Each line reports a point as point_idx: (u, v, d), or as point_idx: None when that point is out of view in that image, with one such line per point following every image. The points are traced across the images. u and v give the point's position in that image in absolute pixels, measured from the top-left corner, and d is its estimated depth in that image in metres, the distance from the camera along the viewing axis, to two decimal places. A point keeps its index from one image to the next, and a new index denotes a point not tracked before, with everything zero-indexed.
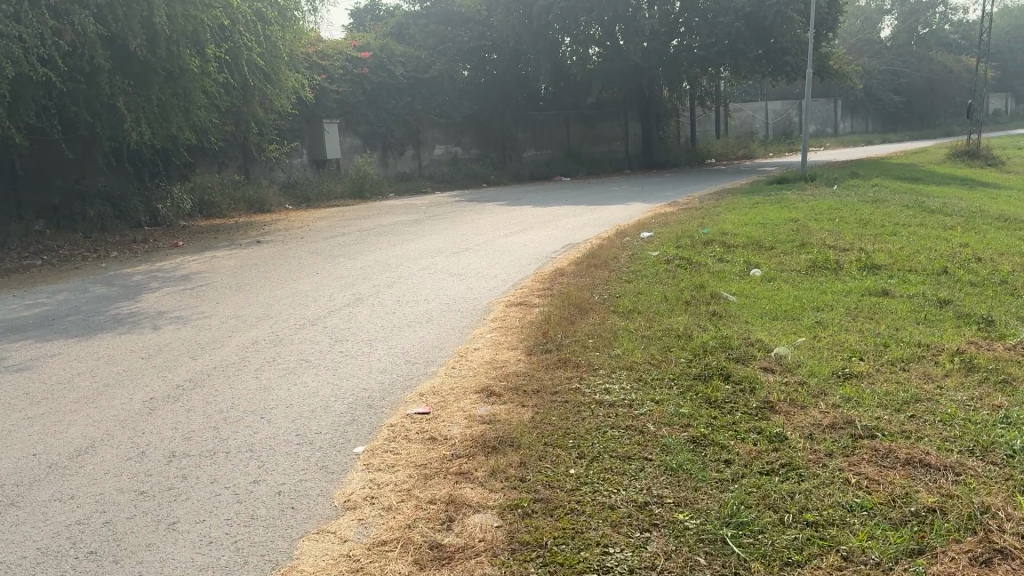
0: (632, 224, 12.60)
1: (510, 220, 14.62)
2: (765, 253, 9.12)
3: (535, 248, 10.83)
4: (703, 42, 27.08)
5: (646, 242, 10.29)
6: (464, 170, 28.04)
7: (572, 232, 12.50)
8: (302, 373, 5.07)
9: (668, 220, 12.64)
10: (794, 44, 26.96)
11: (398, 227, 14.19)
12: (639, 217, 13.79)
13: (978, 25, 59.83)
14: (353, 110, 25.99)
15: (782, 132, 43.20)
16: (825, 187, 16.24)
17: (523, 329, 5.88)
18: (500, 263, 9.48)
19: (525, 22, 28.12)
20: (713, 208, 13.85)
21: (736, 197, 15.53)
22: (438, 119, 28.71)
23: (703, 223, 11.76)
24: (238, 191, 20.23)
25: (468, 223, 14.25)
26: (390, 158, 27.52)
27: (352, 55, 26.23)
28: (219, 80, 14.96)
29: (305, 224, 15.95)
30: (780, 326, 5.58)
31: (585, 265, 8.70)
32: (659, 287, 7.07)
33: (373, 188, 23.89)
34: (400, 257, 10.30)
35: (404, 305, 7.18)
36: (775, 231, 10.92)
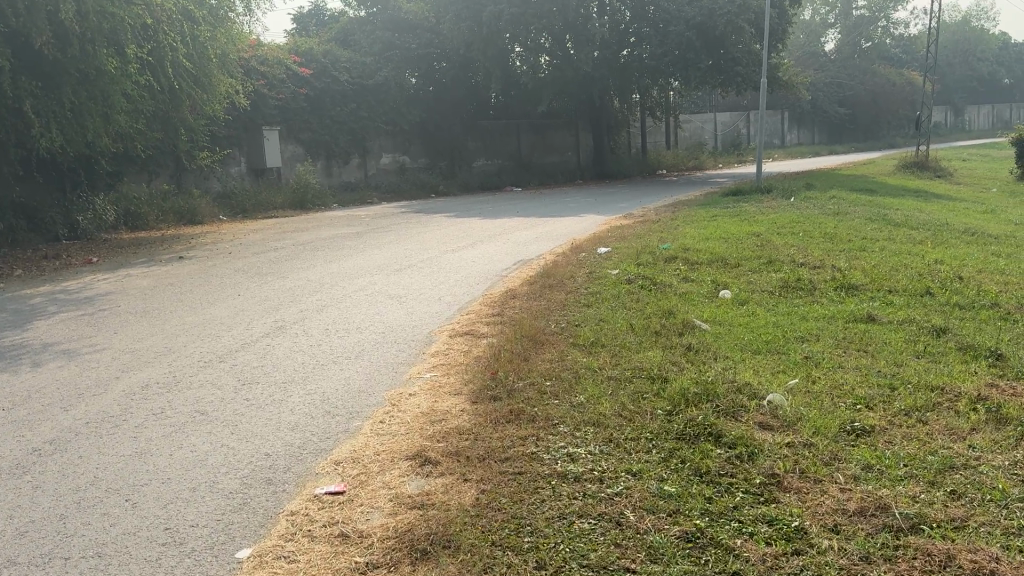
0: (588, 238, 11.82)
1: (458, 233, 13.74)
2: (733, 271, 8.38)
3: (484, 265, 9.94)
4: (654, 51, 26.60)
5: (604, 259, 9.49)
6: (411, 180, 27.08)
7: (524, 246, 11.67)
8: (191, 432, 4.12)
9: (624, 234, 11.88)
10: (745, 55, 26.57)
11: (336, 241, 13.18)
12: (594, 231, 13.02)
13: (919, 39, 60.77)
14: (293, 117, 24.86)
15: (732, 143, 43.07)
16: (784, 200, 15.64)
17: (469, 367, 4.99)
18: (445, 282, 8.57)
19: (473, 28, 27.29)
20: (671, 221, 13.14)
21: (694, 210, 14.86)
22: (384, 127, 27.71)
23: (662, 237, 11.02)
24: (167, 201, 18.94)
25: (413, 237, 13.32)
26: (334, 167, 26.46)
27: (292, 60, 25.12)
28: (140, 83, 13.80)
29: (236, 238, 14.85)
30: (768, 363, 4.79)
31: (539, 285, 7.84)
32: (622, 313, 6.22)
33: (315, 198, 22.78)
34: (333, 276, 9.32)
35: (331, 335, 6.22)
36: (739, 245, 10.20)
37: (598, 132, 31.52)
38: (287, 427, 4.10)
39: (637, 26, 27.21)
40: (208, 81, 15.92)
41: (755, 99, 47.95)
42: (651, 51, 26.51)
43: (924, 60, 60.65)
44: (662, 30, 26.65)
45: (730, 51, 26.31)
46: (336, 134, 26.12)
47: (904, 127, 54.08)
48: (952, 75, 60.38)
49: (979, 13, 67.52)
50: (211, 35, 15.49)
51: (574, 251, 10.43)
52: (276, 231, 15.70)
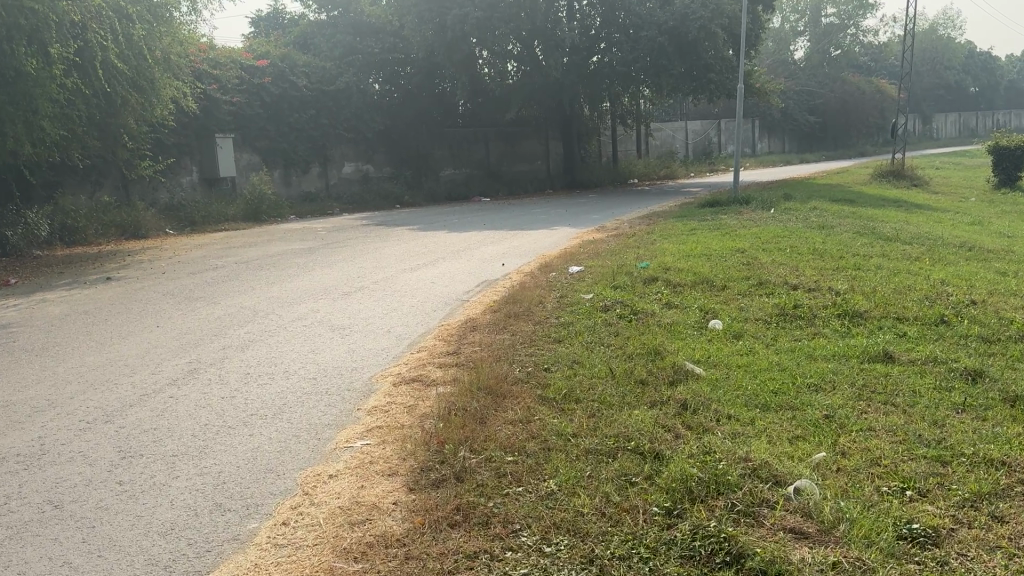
0: (558, 255, 10.87)
1: (419, 248, 12.71)
2: (722, 295, 7.46)
3: (443, 288, 8.93)
4: (625, 57, 25.80)
5: (577, 281, 8.53)
6: (374, 189, 26.04)
7: (489, 264, 10.69)
8: (27, 542, 3.10)
9: (598, 250, 10.98)
10: (718, 61, 25.85)
11: (285, 258, 12.09)
12: (565, 245, 12.09)
13: (887, 48, 60.85)
14: (249, 124, 23.71)
15: (704, 151, 42.53)
16: (764, 211, 14.83)
17: (410, 431, 4.00)
18: (396, 310, 7.54)
19: (438, 33, 26.31)
20: (646, 235, 12.27)
21: (670, 222, 13.99)
22: (345, 135, 26.64)
23: (639, 254, 10.13)
24: (109, 213, 17.72)
25: (368, 253, 12.29)
26: (293, 176, 25.38)
27: (247, 64, 23.98)
28: (69, 86, 12.63)
29: (178, 253, 13.74)
30: (783, 426, 3.86)
31: (503, 314, 6.84)
32: (601, 352, 5.24)
33: (271, 209, 21.65)
34: (271, 301, 8.26)
35: (250, 384, 5.19)
36: (722, 262, 9.33)
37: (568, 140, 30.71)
38: (159, 533, 3.10)
39: (607, 32, 26.42)
40: (147, 84, 14.74)
41: (726, 107, 47.50)
42: (622, 57, 25.70)
43: (893, 68, 60.69)
44: (633, 35, 25.87)
45: (703, 57, 25.58)
46: (295, 142, 25.04)
47: (874, 135, 53.96)
48: (920, 84, 60.47)
49: (946, 22, 67.83)
50: (150, 34, 14.33)
51: (544, 271, 9.48)
52: (224, 246, 14.60)
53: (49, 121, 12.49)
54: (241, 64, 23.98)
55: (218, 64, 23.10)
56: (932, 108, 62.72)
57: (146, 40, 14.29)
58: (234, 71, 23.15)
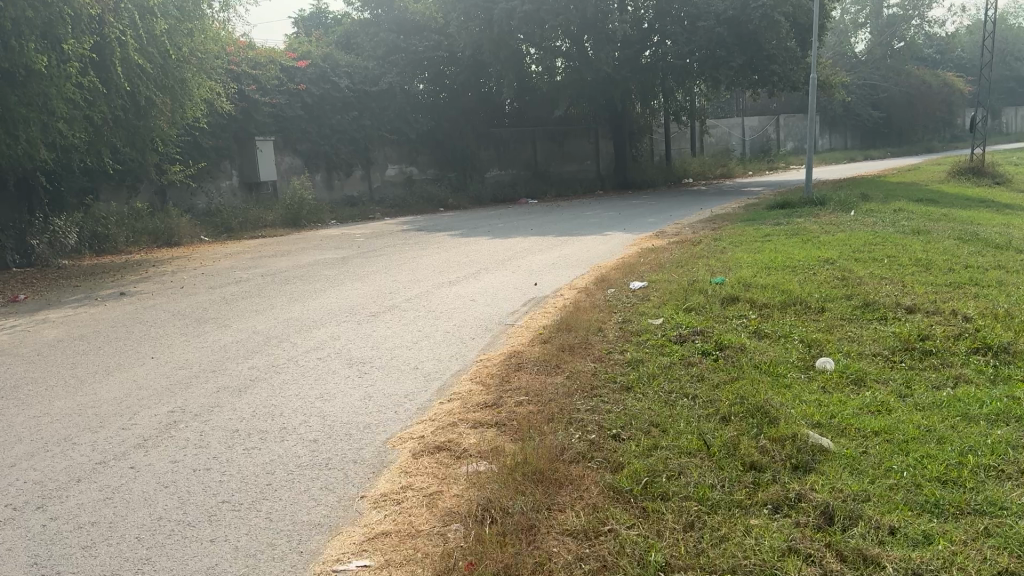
0: (616, 267, 9.64)
1: (461, 258, 11.57)
2: (822, 322, 6.16)
3: (486, 307, 7.74)
4: (680, 50, 24.34)
5: (642, 300, 7.27)
6: (419, 192, 25.04)
7: (539, 277, 9.48)
8: None
9: (661, 261, 9.73)
10: (781, 52, 24.21)
11: (314, 269, 11.05)
12: (623, 255, 10.85)
13: (955, 39, 57.88)
14: (290, 126, 22.94)
15: (761, 149, 40.71)
16: (842, 214, 13.32)
17: (430, 547, 2.83)
18: (426, 338, 6.35)
19: (484, 28, 25.16)
20: (714, 243, 10.96)
21: (737, 227, 12.63)
22: (388, 136, 25.69)
23: (711, 266, 8.85)
24: (141, 220, 16.95)
25: (405, 263, 11.20)
26: (335, 179, 24.55)
27: (287, 65, 23.16)
28: (88, 85, 11.79)
29: (206, 263, 12.85)
30: (981, 555, 2.63)
31: (554, 347, 5.61)
32: (687, 410, 4.00)
33: (311, 213, 20.72)
34: (288, 325, 7.18)
35: (231, 450, 4.04)
36: (812, 276, 7.99)
37: (620, 138, 29.34)
38: None
39: (661, 24, 25.01)
40: (174, 83, 13.87)
41: (784, 103, 45.55)
42: (677, 49, 24.26)
43: (959, 60, 57.67)
44: (689, 27, 24.40)
45: (765, 48, 23.98)
46: (337, 144, 24.17)
47: (941, 130, 51.25)
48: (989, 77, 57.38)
49: (1016, 11, 64.30)
50: (175, 30, 13.43)
51: (601, 286, 8.26)
52: (254, 255, 13.66)
53: (67, 123, 11.68)
54: (281, 64, 23.17)
55: (257, 65, 22.31)
56: (1002, 101, 59.45)
57: (172, 36, 13.38)
58: (274, 72, 22.40)
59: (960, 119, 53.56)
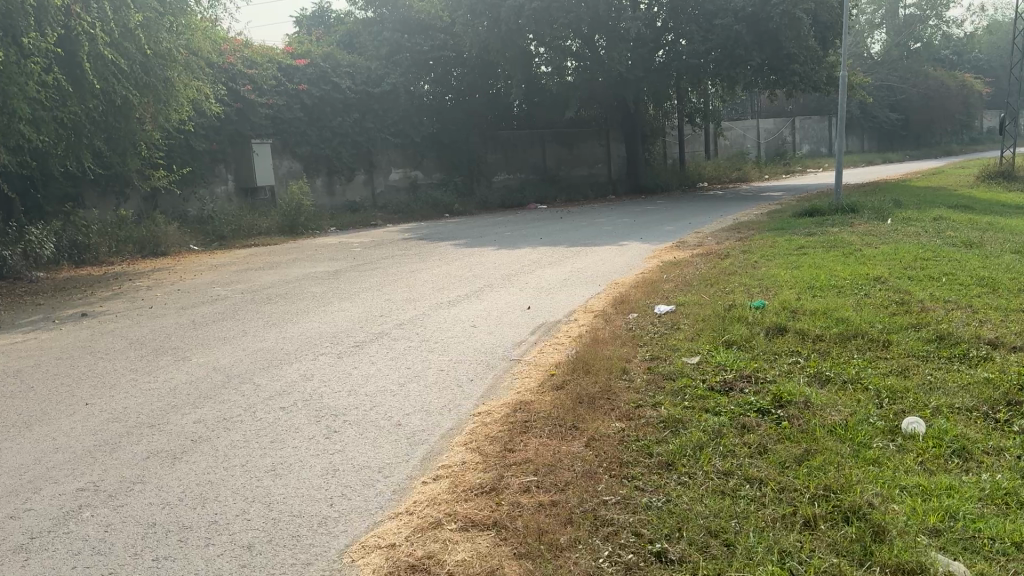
0: (636, 285, 8.60)
1: (464, 271, 10.55)
2: (896, 363, 5.09)
3: (487, 334, 6.69)
4: (696, 49, 23.21)
5: (671, 329, 6.18)
6: (423, 197, 24.02)
7: (550, 296, 8.44)
8: None
9: (685, 278, 8.68)
10: (802, 50, 23.00)
11: (300, 285, 10.02)
12: (642, 271, 9.78)
13: (972, 40, 56.36)
14: (288, 129, 21.99)
15: (776, 152, 39.57)
16: (880, 223, 12.18)
17: None
18: (415, 379, 5.30)
19: (491, 27, 24.15)
20: (743, 257, 9.88)
21: (765, 237, 11.53)
22: (392, 139, 24.70)
23: (745, 286, 7.78)
24: (125, 228, 15.96)
25: (401, 278, 10.18)
26: (336, 184, 23.59)
27: (285, 65, 22.23)
28: (55, 83, 10.79)
29: (188, 277, 11.86)
30: None
31: (569, 397, 4.55)
32: (756, 510, 2.97)
33: (308, 221, 19.63)
34: (256, 359, 6.14)
35: (137, 563, 3.02)
36: (866, 299, 6.91)
37: (632, 141, 28.22)
38: None
39: (675, 22, 23.89)
40: (156, 81, 12.90)
41: (800, 105, 44.38)
42: (693, 48, 23.15)
43: (976, 61, 56.26)
44: (705, 24, 23.33)
45: (784, 47, 22.80)
46: (338, 147, 23.19)
47: (960, 133, 49.88)
48: (1006, 79, 56.03)
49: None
50: (153, 24, 12.46)
51: (622, 310, 7.20)
52: (241, 268, 12.69)
53: (31, 125, 10.69)
54: (278, 64, 22.23)
55: (254, 64, 21.36)
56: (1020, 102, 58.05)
57: (151, 30, 12.40)
58: (271, 71, 21.51)
59: (978, 121, 52.20)
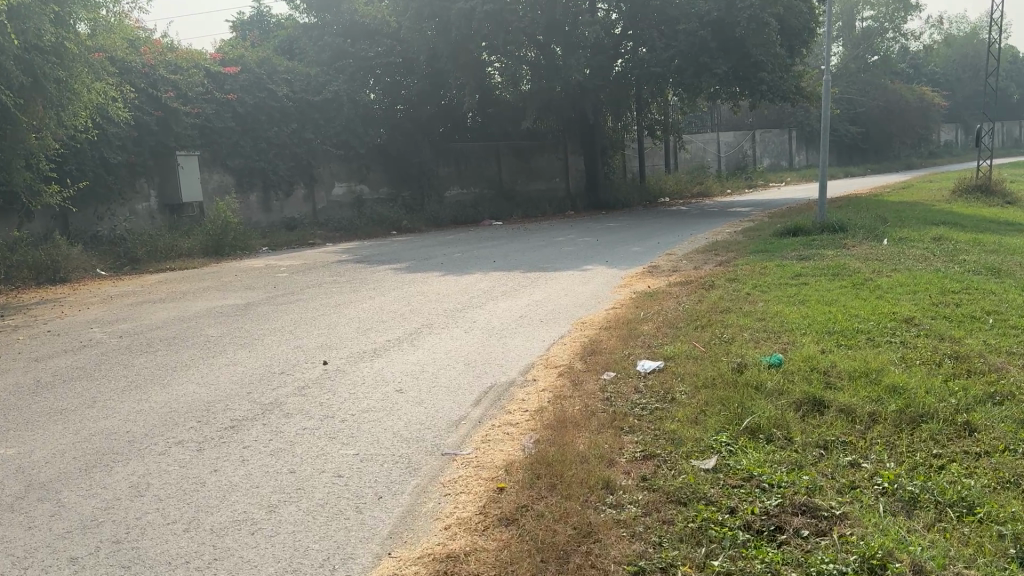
0: (609, 327, 6.97)
1: (401, 305, 8.82)
2: (1001, 469, 3.52)
3: (413, 404, 4.94)
4: (659, 56, 21.84)
5: (667, 402, 4.53)
6: (368, 214, 22.16)
7: (501, 343, 6.73)
8: None
9: (668, 317, 7.04)
10: (770, 58, 21.76)
11: (196, 326, 8.20)
12: (611, 306, 8.16)
13: (927, 54, 56.21)
14: (218, 139, 20.07)
15: (737, 165, 38.52)
16: (877, 244, 10.74)
17: None
18: (292, 497, 3.57)
19: (441, 31, 22.51)
20: (731, 287, 8.29)
21: (751, 262, 9.99)
22: (334, 150, 22.81)
23: (747, 330, 6.16)
24: (17, 252, 13.92)
25: (322, 314, 8.41)
26: (273, 199, 21.66)
27: (214, 70, 20.33)
28: None
29: (72, 312, 9.94)
30: None
31: (523, 551, 2.88)
32: None
33: (237, 240, 17.69)
34: (83, 456, 4.35)
35: None
36: (910, 354, 5.32)
37: (590, 153, 26.74)
38: None
39: (636, 28, 22.54)
40: (40, 82, 10.98)
41: (761, 117, 43.50)
42: (655, 56, 21.79)
43: (931, 75, 56.07)
44: (667, 31, 22.03)
45: (752, 55, 21.53)
46: (274, 159, 21.27)
47: (919, 146, 49.35)
48: (961, 92, 56.00)
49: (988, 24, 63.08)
50: (32, 13, 10.56)
51: (596, 366, 5.52)
52: (140, 299, 10.78)
53: None
54: (206, 69, 20.32)
55: (178, 69, 19.42)
56: (974, 115, 58.14)
57: (31, 24, 10.51)
58: (198, 76, 19.61)
59: (936, 134, 51.83)
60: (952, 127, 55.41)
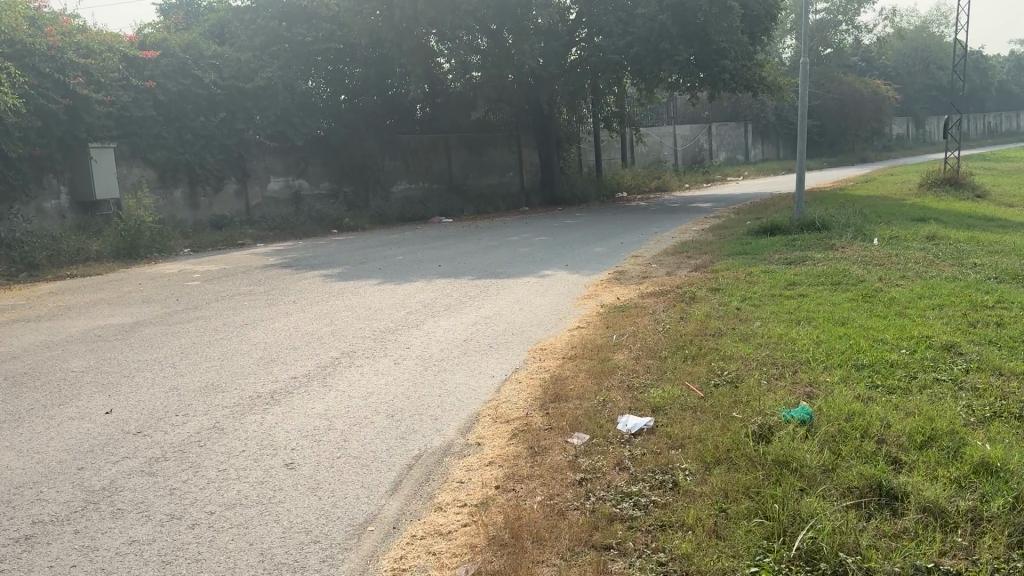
0: (575, 358, 5.52)
1: (322, 324, 7.24)
2: None
3: (302, 493, 3.47)
4: (617, 42, 20.54)
5: (666, 492, 3.14)
6: (306, 211, 20.40)
7: (438, 381, 5.20)
8: None
9: (646, 343, 5.64)
10: (733, 45, 20.59)
11: (63, 356, 6.57)
12: (575, 324, 6.73)
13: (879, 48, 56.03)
14: (135, 131, 18.20)
15: (694, 160, 37.54)
16: (870, 245, 9.52)
17: None
18: None
19: (384, 14, 20.88)
20: (716, 299, 6.92)
21: (732, 266, 8.66)
22: (268, 142, 20.98)
23: (752, 364, 4.77)
24: None
25: (221, 340, 6.81)
26: (201, 196, 19.78)
27: (132, 54, 18.37)
28: None
29: None
30: None
31: None
32: None
33: (155, 242, 15.87)
34: None
35: None
36: (980, 405, 3.96)
37: (545, 146, 25.33)
38: None
39: (592, 13, 21.20)
40: None
41: (717, 109, 42.63)
42: (613, 41, 20.48)
43: (883, 69, 55.89)
44: (625, 16, 20.74)
45: (714, 41, 20.33)
46: (201, 152, 19.41)
47: (873, 140, 49.01)
48: (912, 86, 55.98)
49: (938, 19, 63.19)
50: None
51: (563, 423, 4.09)
52: (14, 315, 9.05)
53: None
54: (122, 53, 18.35)
55: (89, 53, 17.43)
56: (924, 110, 58.18)
57: None
58: (113, 61, 17.70)
59: (890, 127, 51.56)
60: (904, 121, 55.21)
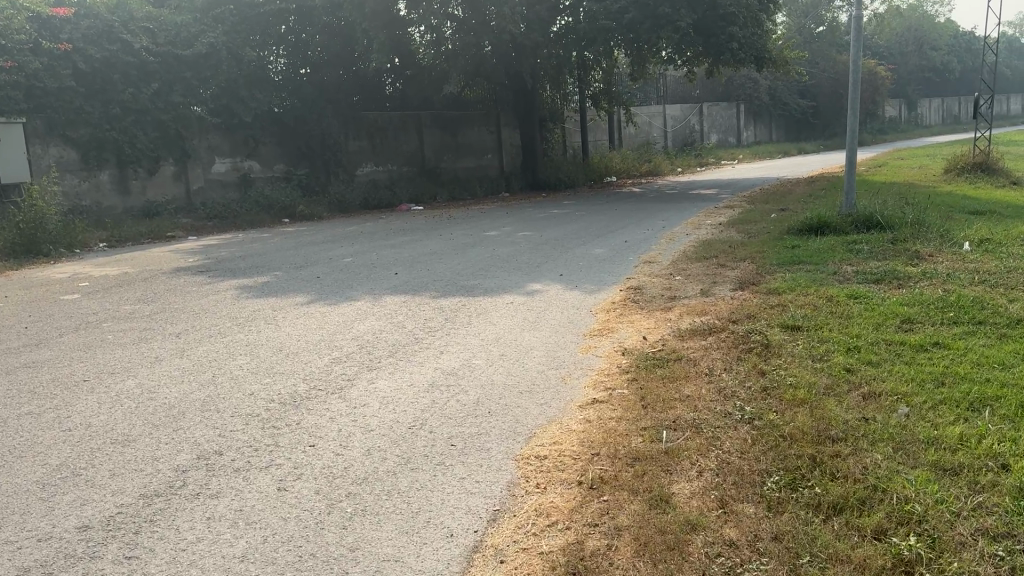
0: (606, 488, 3.02)
1: (194, 387, 4.62)
2: None
3: None
4: (611, 7, 17.91)
5: None
6: (253, 197, 17.68)
7: (343, 554, 2.69)
8: None
9: (729, 458, 3.15)
10: (742, 10, 18.06)
11: None
12: (591, 392, 4.26)
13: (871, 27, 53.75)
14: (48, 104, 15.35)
15: (684, 142, 35.11)
16: (965, 253, 7.12)
17: None
18: None
19: None
20: (807, 349, 4.47)
21: (796, 284, 6.23)
22: (211, 118, 18.11)
23: (985, 556, 2.33)
24: None
25: (19, 423, 4.18)
26: (131, 180, 16.93)
27: (43, 13, 15.51)
28: None
29: None
30: None
31: None
32: None
33: (63, 237, 13.09)
34: None
35: None
36: None
37: (526, 125, 22.73)
38: None
39: None
40: None
41: (708, 89, 40.16)
42: (607, 6, 17.84)
43: (876, 49, 53.57)
44: None
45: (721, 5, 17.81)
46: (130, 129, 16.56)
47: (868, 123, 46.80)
48: (904, 66, 53.84)
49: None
50: None
51: None
52: None
53: None
54: (31, 12, 15.47)
55: None
56: (918, 91, 56.03)
57: None
58: (17, 19, 14.91)
59: (884, 110, 49.37)
60: (898, 103, 53.11)
